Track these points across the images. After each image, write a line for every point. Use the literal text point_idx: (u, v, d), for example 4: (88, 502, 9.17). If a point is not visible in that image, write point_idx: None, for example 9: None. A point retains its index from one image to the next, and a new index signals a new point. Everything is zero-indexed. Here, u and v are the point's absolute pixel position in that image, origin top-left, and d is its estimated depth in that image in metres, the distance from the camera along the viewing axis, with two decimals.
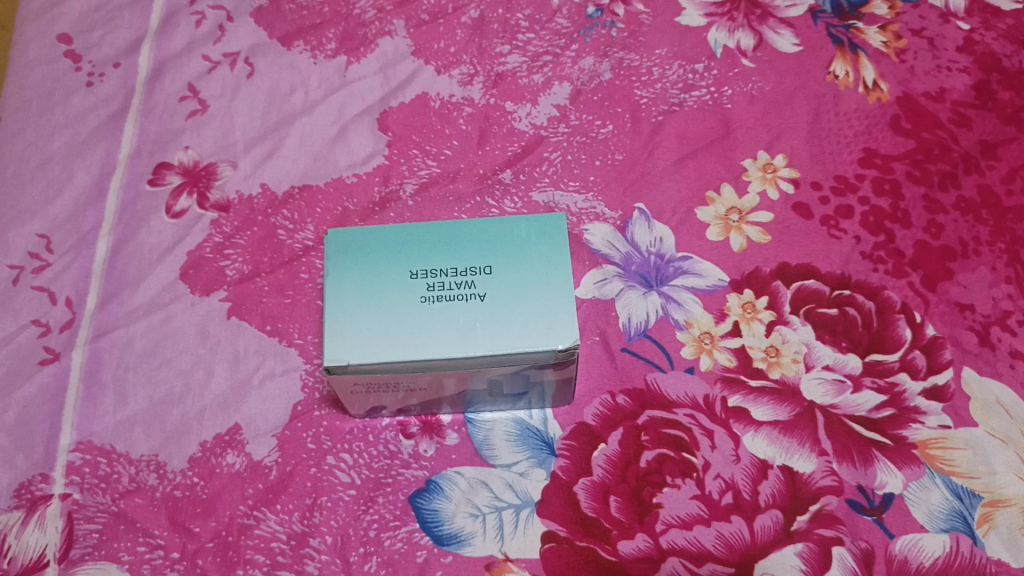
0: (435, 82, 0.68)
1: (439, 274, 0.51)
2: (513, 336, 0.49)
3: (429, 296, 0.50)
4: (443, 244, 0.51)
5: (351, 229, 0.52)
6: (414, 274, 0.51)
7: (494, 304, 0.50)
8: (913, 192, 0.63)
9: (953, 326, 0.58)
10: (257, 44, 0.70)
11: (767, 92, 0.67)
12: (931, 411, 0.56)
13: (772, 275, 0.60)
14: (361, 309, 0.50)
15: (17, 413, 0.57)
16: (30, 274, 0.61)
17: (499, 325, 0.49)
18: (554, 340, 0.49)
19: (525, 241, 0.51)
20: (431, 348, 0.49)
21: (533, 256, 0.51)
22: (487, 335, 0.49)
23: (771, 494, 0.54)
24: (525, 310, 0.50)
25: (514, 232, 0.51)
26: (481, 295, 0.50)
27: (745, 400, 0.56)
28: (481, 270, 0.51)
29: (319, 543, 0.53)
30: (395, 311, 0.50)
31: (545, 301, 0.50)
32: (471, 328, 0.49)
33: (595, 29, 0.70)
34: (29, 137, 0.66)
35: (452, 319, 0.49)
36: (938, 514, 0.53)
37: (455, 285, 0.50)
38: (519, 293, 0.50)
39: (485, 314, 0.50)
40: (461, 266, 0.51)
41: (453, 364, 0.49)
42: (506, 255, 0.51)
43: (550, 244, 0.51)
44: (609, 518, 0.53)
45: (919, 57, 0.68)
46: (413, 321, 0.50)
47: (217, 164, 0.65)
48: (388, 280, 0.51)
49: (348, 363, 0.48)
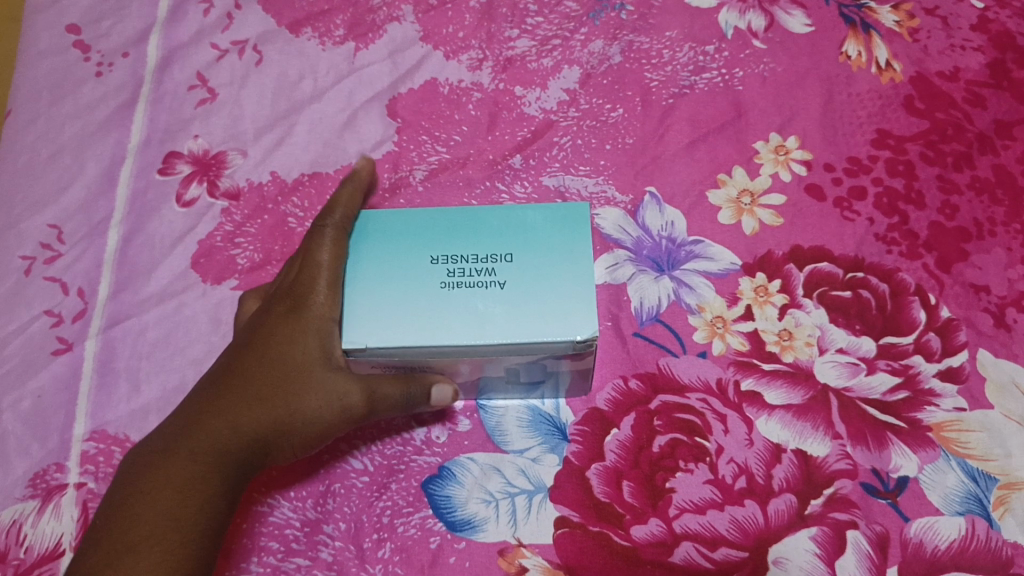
0: (443, 67, 0.67)
1: (460, 261, 0.51)
2: (530, 323, 0.49)
3: (448, 282, 0.50)
4: (467, 232, 0.52)
5: (380, 216, 0.53)
6: (435, 259, 0.51)
7: (512, 291, 0.50)
8: (927, 173, 0.62)
9: (968, 308, 0.58)
10: (265, 32, 0.69)
11: (779, 73, 0.66)
12: (946, 394, 0.55)
13: (785, 258, 0.60)
14: (384, 292, 0.50)
15: (32, 403, 0.57)
16: (43, 264, 0.61)
17: (518, 311, 0.49)
18: (571, 331, 0.48)
19: (547, 231, 0.51)
20: (447, 333, 0.49)
21: (554, 246, 0.51)
22: (505, 321, 0.49)
23: (785, 478, 0.53)
24: (543, 298, 0.49)
25: (537, 222, 0.51)
26: (501, 282, 0.50)
27: (757, 384, 0.56)
28: (502, 257, 0.51)
29: (333, 530, 0.53)
30: (415, 295, 0.50)
31: (564, 289, 0.49)
32: (488, 314, 0.49)
33: (605, 12, 0.69)
34: (40, 128, 0.67)
35: (470, 305, 0.49)
36: (953, 497, 0.53)
37: (476, 272, 0.50)
38: (540, 280, 0.50)
39: (503, 301, 0.49)
40: (482, 254, 0.51)
41: (469, 349, 0.49)
42: (527, 242, 0.51)
43: (571, 232, 0.51)
44: (622, 503, 0.53)
45: (933, 36, 0.67)
46: (432, 306, 0.50)
47: (227, 153, 0.65)
48: (410, 264, 0.51)
49: (367, 345, 0.49)
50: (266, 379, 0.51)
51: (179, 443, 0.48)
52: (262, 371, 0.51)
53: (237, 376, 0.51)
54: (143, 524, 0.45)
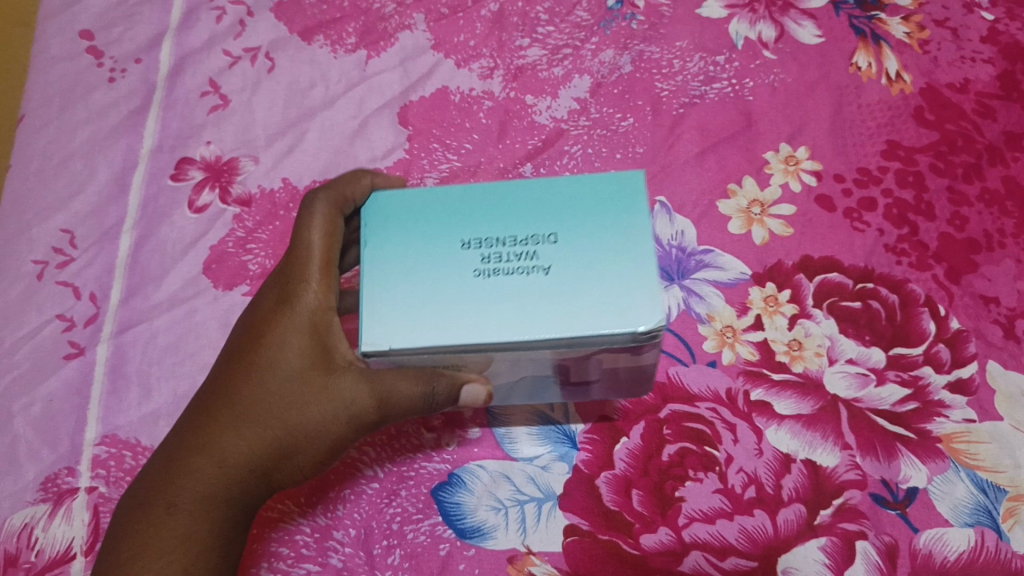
0: (454, 75, 0.68)
1: (496, 244, 0.43)
2: (582, 315, 0.40)
3: (483, 269, 0.42)
4: (501, 205, 0.44)
5: (394, 192, 0.45)
6: (465, 244, 0.43)
7: (561, 277, 0.41)
8: (937, 184, 0.62)
9: (978, 319, 0.58)
10: (277, 39, 0.70)
11: (789, 83, 0.66)
12: (956, 405, 0.55)
13: (795, 268, 0.60)
14: (406, 282, 0.42)
15: (42, 407, 0.58)
16: (55, 269, 0.62)
17: (569, 299, 0.41)
18: (632, 320, 0.40)
19: (594, 204, 0.43)
20: (485, 331, 0.41)
21: (606, 222, 0.42)
22: (554, 316, 0.41)
23: (794, 488, 0.54)
24: (597, 284, 0.41)
25: (583, 194, 0.43)
26: (545, 268, 0.42)
27: (767, 394, 0.56)
28: (545, 238, 0.42)
29: (343, 536, 0.54)
30: (444, 287, 0.42)
31: (620, 272, 0.41)
32: (534, 307, 0.41)
33: (616, 22, 0.69)
34: (53, 133, 0.67)
35: (511, 297, 0.41)
36: (962, 508, 0.53)
37: (515, 257, 0.42)
38: (592, 263, 0.41)
39: (549, 290, 0.41)
40: (522, 233, 0.43)
41: (513, 346, 0.41)
42: (575, 217, 0.43)
43: (625, 200, 0.43)
44: (631, 512, 0.53)
45: (943, 47, 0.67)
46: (465, 299, 0.42)
47: (238, 159, 0.65)
48: (437, 252, 0.43)
49: (390, 348, 0.41)
50: (260, 393, 0.50)
51: (184, 463, 0.50)
52: (256, 385, 0.51)
53: (237, 390, 0.51)
54: (140, 567, 0.48)
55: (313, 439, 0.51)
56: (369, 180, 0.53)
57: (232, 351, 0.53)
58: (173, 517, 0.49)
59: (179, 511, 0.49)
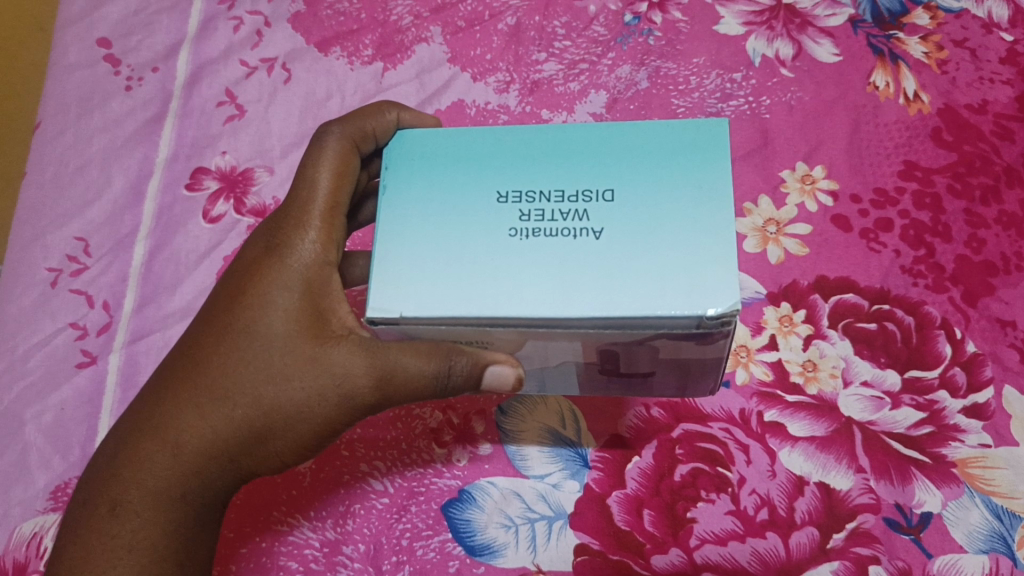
0: (470, 89, 0.68)
1: (539, 200, 0.40)
2: (634, 292, 0.37)
3: (520, 229, 0.40)
4: (550, 158, 0.41)
5: (423, 131, 0.43)
6: (501, 198, 0.41)
7: (611, 243, 0.39)
8: (954, 206, 0.61)
9: (994, 343, 0.57)
10: (294, 50, 0.70)
11: (806, 102, 0.66)
12: (971, 429, 0.55)
13: (810, 288, 0.60)
14: (434, 236, 0.40)
15: (54, 415, 0.58)
16: (69, 277, 0.63)
17: (620, 270, 0.38)
18: (700, 303, 0.37)
19: (657, 162, 0.40)
20: (517, 302, 0.38)
21: (670, 180, 0.40)
22: (599, 286, 0.38)
23: (807, 510, 0.53)
24: (653, 253, 0.38)
25: (645, 147, 0.41)
26: (596, 231, 0.39)
27: (781, 415, 0.56)
28: (599, 196, 0.40)
29: (352, 551, 0.54)
30: (475, 245, 0.40)
31: (681, 238, 0.38)
32: (579, 275, 0.38)
33: (632, 37, 0.69)
34: (69, 140, 0.68)
35: (547, 260, 0.39)
36: (977, 534, 0.52)
37: (561, 217, 0.40)
38: (649, 229, 0.39)
39: (598, 256, 0.39)
40: (571, 189, 0.40)
41: (551, 323, 0.38)
42: (634, 174, 0.40)
43: (695, 162, 0.40)
44: (643, 532, 0.53)
45: (962, 68, 0.66)
46: (496, 259, 0.39)
47: (254, 170, 0.65)
48: (473, 205, 0.41)
49: (401, 316, 0.39)
50: (234, 364, 0.45)
51: (147, 434, 0.47)
52: (231, 355, 0.46)
53: (213, 354, 0.46)
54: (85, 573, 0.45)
55: (291, 423, 0.45)
56: (394, 118, 0.49)
57: (210, 314, 0.48)
58: (119, 520, 0.46)
59: (126, 512, 0.46)
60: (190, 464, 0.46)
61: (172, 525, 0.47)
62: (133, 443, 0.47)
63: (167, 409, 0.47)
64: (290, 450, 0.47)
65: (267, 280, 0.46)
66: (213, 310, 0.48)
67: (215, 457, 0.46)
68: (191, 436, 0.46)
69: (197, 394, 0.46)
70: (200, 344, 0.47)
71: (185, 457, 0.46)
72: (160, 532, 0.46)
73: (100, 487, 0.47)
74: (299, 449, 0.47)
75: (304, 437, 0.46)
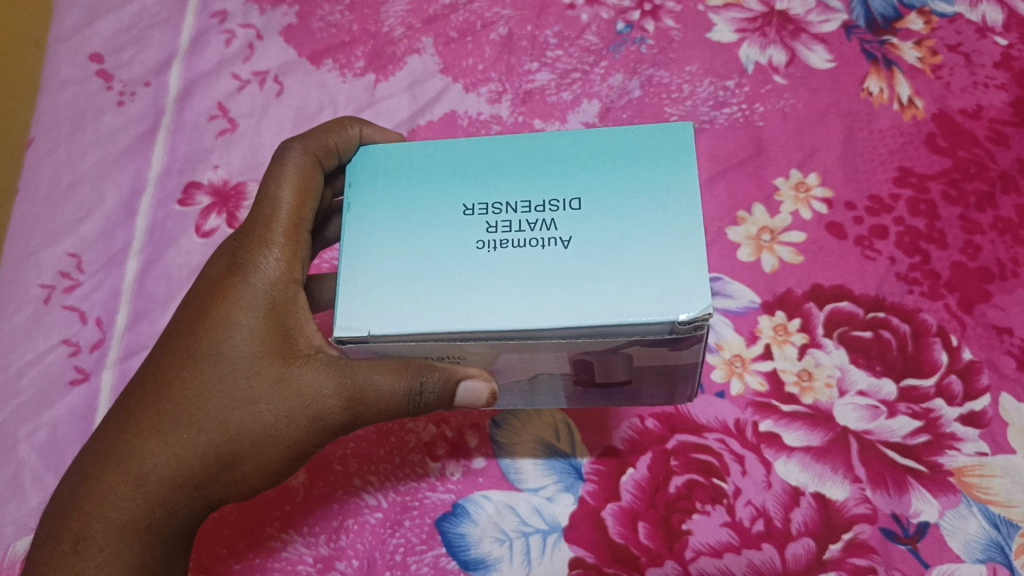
0: (462, 100, 0.67)
1: (505, 211, 0.40)
2: (607, 302, 0.37)
3: (488, 242, 0.40)
4: (516, 165, 0.41)
5: (386, 145, 0.43)
6: (469, 210, 0.41)
7: (579, 253, 0.39)
8: (949, 212, 0.61)
9: (990, 350, 0.57)
10: (285, 63, 0.69)
11: (800, 109, 0.66)
12: (967, 437, 0.54)
13: (805, 296, 0.59)
14: (400, 252, 0.40)
15: (48, 432, 0.58)
16: (62, 294, 0.63)
17: (591, 280, 0.38)
18: (672, 309, 0.36)
19: (625, 166, 0.40)
20: (487, 316, 0.38)
21: (638, 184, 0.39)
22: (570, 299, 0.38)
23: (803, 521, 0.53)
24: (621, 262, 0.38)
25: (610, 150, 0.41)
26: (565, 240, 0.39)
27: (776, 425, 0.56)
28: (566, 204, 0.40)
29: (345, 566, 0.54)
30: (444, 259, 0.40)
31: (654, 245, 0.38)
32: (547, 288, 0.38)
33: (625, 46, 0.69)
34: (61, 157, 0.68)
35: (514, 273, 0.39)
36: (974, 544, 0.52)
37: (529, 228, 0.40)
38: (618, 239, 0.39)
39: (567, 267, 0.38)
40: (538, 199, 0.40)
41: (525, 336, 0.38)
42: (602, 179, 0.40)
43: (663, 164, 0.40)
44: (637, 545, 0.53)
45: (956, 73, 0.66)
46: (464, 273, 0.39)
47: (246, 184, 0.65)
48: (440, 217, 0.41)
49: (369, 334, 0.39)
50: (197, 388, 0.45)
51: (108, 465, 0.46)
52: (194, 379, 0.45)
53: (174, 377, 0.46)
54: None
55: (259, 447, 0.45)
56: (356, 132, 0.51)
57: (170, 336, 0.48)
58: (83, 556, 0.45)
59: (90, 547, 0.45)
60: (155, 493, 0.45)
61: (139, 558, 0.46)
62: (93, 475, 0.46)
63: (128, 437, 0.46)
64: (261, 475, 0.46)
65: (229, 301, 0.46)
66: (173, 334, 0.47)
67: (180, 486, 0.46)
68: (154, 465, 0.45)
69: (159, 419, 0.46)
70: (160, 369, 0.47)
71: (149, 487, 0.45)
72: (127, 567, 0.45)
73: (63, 523, 0.46)
74: (268, 473, 0.46)
75: (273, 461, 0.46)
